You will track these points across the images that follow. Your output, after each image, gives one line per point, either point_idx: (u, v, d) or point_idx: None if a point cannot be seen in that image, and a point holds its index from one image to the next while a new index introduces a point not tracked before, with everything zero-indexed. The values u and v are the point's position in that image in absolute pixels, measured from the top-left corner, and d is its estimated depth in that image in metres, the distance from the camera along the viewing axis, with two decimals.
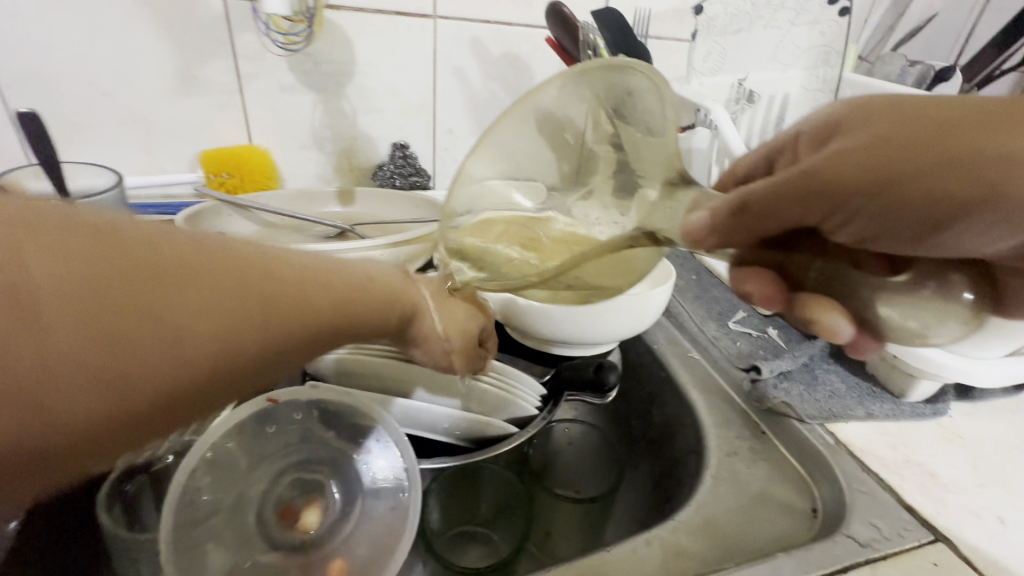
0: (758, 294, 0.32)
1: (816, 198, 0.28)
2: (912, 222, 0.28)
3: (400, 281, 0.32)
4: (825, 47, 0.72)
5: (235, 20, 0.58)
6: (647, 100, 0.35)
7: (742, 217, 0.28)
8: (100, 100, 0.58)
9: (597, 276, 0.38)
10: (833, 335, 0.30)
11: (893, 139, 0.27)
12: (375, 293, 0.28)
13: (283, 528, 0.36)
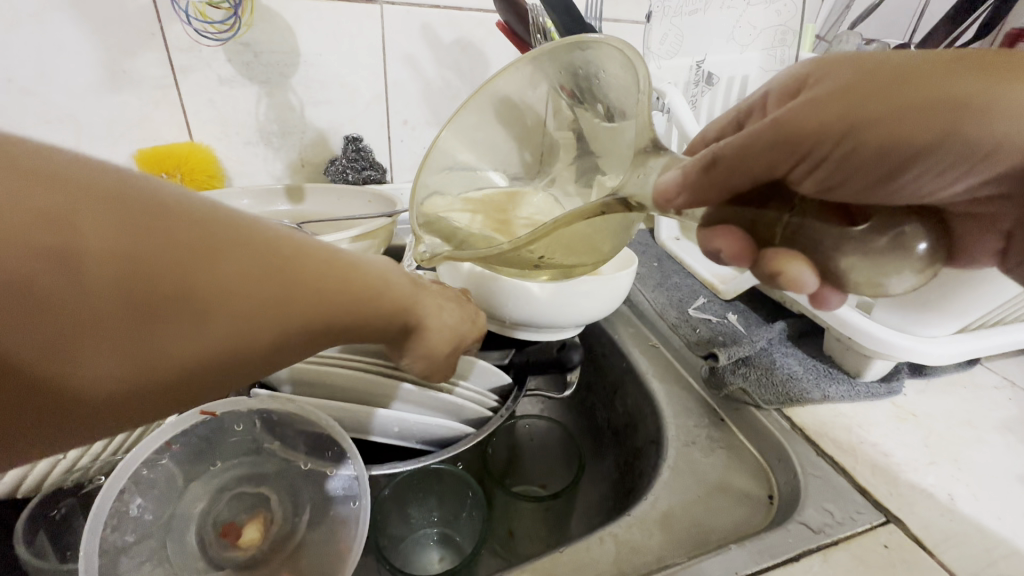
0: (726, 250, 0.27)
1: (785, 147, 0.26)
2: (878, 164, 0.26)
3: (418, 287, 0.30)
4: (781, 26, 0.71)
5: (163, 10, 0.55)
6: (618, 73, 0.35)
7: (715, 171, 0.26)
8: (18, 97, 0.54)
9: (564, 248, 0.33)
10: (800, 287, 0.26)
11: (857, 89, 0.27)
12: (401, 304, 0.27)
13: (223, 547, 0.35)
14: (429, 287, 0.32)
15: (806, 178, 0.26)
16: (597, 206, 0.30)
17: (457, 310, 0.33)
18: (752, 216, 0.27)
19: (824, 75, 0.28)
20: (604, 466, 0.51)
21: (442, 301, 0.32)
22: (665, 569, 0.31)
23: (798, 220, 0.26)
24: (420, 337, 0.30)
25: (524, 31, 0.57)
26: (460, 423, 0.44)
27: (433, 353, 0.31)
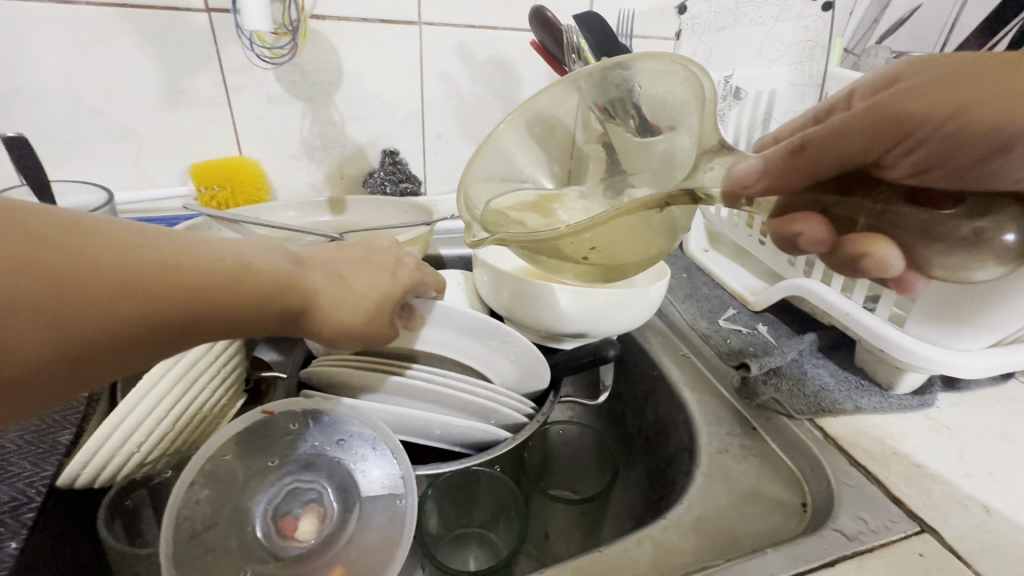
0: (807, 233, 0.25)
1: (882, 128, 0.23)
2: (984, 144, 0.22)
3: (291, 266, 0.29)
4: (809, 42, 0.70)
5: (221, 33, 0.59)
6: (676, 88, 0.37)
7: (801, 156, 0.24)
8: (87, 115, 0.58)
9: (620, 248, 0.33)
10: (883, 267, 0.24)
11: (960, 77, 0.23)
12: (265, 285, 0.27)
13: (283, 538, 0.38)
14: (321, 260, 0.32)
15: (902, 162, 0.23)
16: (660, 198, 0.30)
17: (363, 279, 0.33)
18: (828, 201, 0.24)
19: (918, 70, 0.25)
20: (635, 471, 0.52)
21: (339, 271, 0.33)
22: (702, 569, 0.32)
23: (883, 203, 0.23)
24: (316, 315, 0.30)
25: (558, 50, 0.59)
26: (498, 428, 0.45)
27: (345, 322, 0.31)
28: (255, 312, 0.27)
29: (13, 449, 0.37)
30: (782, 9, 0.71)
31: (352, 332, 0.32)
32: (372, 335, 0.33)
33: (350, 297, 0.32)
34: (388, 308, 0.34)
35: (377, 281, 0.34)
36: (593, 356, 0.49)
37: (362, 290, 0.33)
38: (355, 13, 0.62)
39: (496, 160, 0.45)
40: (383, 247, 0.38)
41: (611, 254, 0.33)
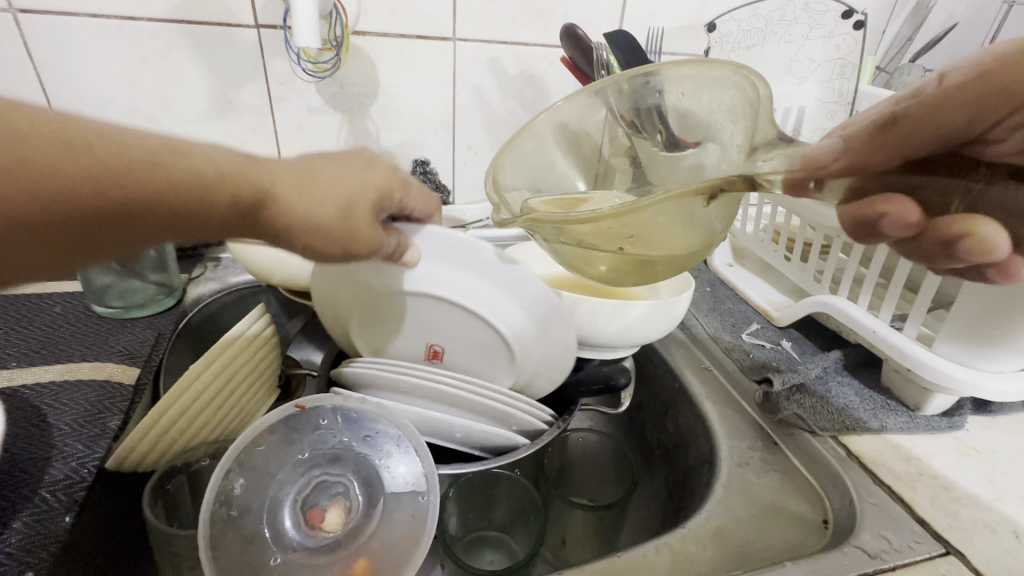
0: (895, 216, 0.27)
1: (976, 112, 0.27)
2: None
3: (246, 160, 0.29)
4: (840, 60, 0.72)
5: (268, 48, 0.62)
6: (722, 94, 0.36)
7: (892, 132, 0.28)
8: (143, 122, 0.62)
9: (656, 240, 0.33)
10: (983, 245, 0.26)
11: None
12: (193, 173, 0.27)
13: (310, 529, 0.39)
14: (291, 164, 0.32)
15: (1003, 140, 0.26)
16: (718, 185, 0.28)
17: (332, 177, 0.32)
18: (916, 183, 0.27)
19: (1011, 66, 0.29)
20: (654, 482, 0.52)
21: (307, 171, 0.31)
22: None
23: (980, 185, 0.26)
24: (282, 207, 0.30)
25: (587, 66, 0.60)
26: (517, 434, 0.46)
27: (301, 220, 0.30)
28: (213, 196, 0.28)
29: (67, 429, 0.40)
30: (813, 27, 0.71)
31: (316, 228, 0.30)
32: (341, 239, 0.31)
33: (305, 195, 0.30)
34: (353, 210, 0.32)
35: (349, 182, 0.32)
36: (603, 382, 0.49)
37: (325, 190, 0.31)
38: (393, 29, 0.64)
39: (531, 164, 0.45)
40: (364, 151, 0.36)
41: (649, 249, 0.33)
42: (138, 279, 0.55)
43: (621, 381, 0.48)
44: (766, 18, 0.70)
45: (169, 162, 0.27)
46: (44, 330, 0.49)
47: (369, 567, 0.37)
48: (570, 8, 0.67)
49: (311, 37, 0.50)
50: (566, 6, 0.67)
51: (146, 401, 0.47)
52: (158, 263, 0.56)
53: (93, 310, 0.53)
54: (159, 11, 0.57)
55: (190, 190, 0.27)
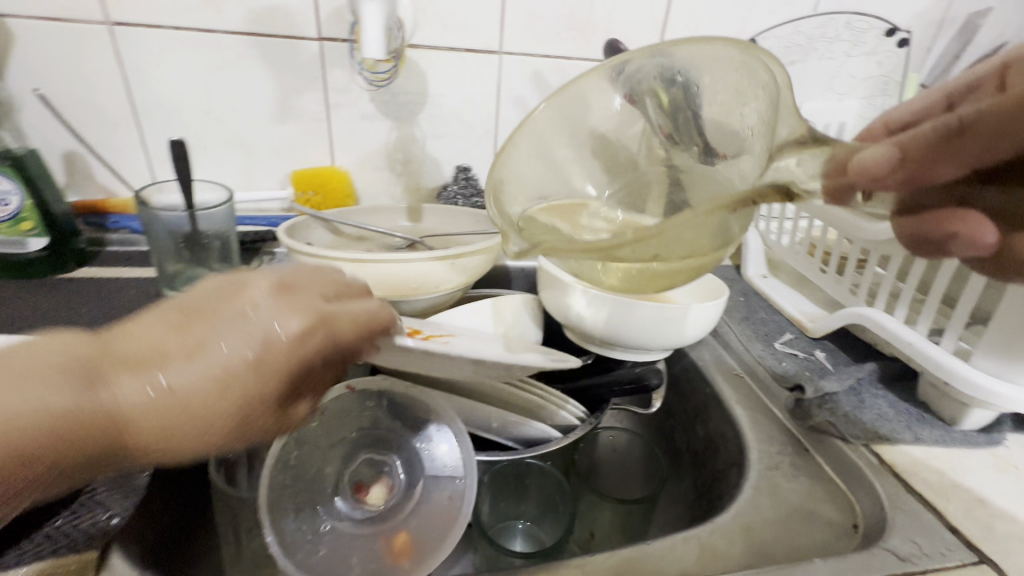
0: (970, 235, 0.26)
1: None
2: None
3: (141, 380, 0.24)
4: (882, 77, 0.74)
5: (329, 58, 0.66)
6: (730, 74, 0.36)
7: (959, 141, 0.24)
8: (212, 125, 0.67)
9: (676, 260, 0.32)
10: None
11: None
12: (33, 412, 0.21)
13: (356, 500, 0.42)
14: (184, 351, 0.26)
15: None
16: (747, 195, 0.29)
17: (211, 348, 0.26)
18: (987, 194, 0.25)
19: None
20: (681, 486, 0.53)
21: (212, 348, 0.26)
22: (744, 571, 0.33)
23: None
24: (202, 425, 0.25)
25: None
26: (549, 427, 0.48)
27: (168, 429, 0.24)
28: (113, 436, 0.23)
29: None
30: (855, 44, 0.72)
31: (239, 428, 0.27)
32: (228, 432, 0.26)
33: (172, 393, 0.25)
34: (235, 395, 0.26)
35: (228, 356, 0.26)
36: (634, 382, 0.51)
37: (233, 392, 0.26)
38: (443, 43, 0.68)
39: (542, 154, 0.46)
40: (258, 288, 0.29)
41: (667, 254, 0.31)
42: (204, 268, 0.59)
43: (653, 381, 0.50)
44: (808, 35, 0.72)
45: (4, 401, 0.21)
46: (120, 310, 0.54)
47: (409, 542, 0.39)
48: (612, 24, 0.70)
49: (377, 50, 0.54)
50: (608, 22, 0.69)
51: None
52: (222, 254, 0.60)
53: (164, 293, 0.58)
54: (234, 24, 0.62)
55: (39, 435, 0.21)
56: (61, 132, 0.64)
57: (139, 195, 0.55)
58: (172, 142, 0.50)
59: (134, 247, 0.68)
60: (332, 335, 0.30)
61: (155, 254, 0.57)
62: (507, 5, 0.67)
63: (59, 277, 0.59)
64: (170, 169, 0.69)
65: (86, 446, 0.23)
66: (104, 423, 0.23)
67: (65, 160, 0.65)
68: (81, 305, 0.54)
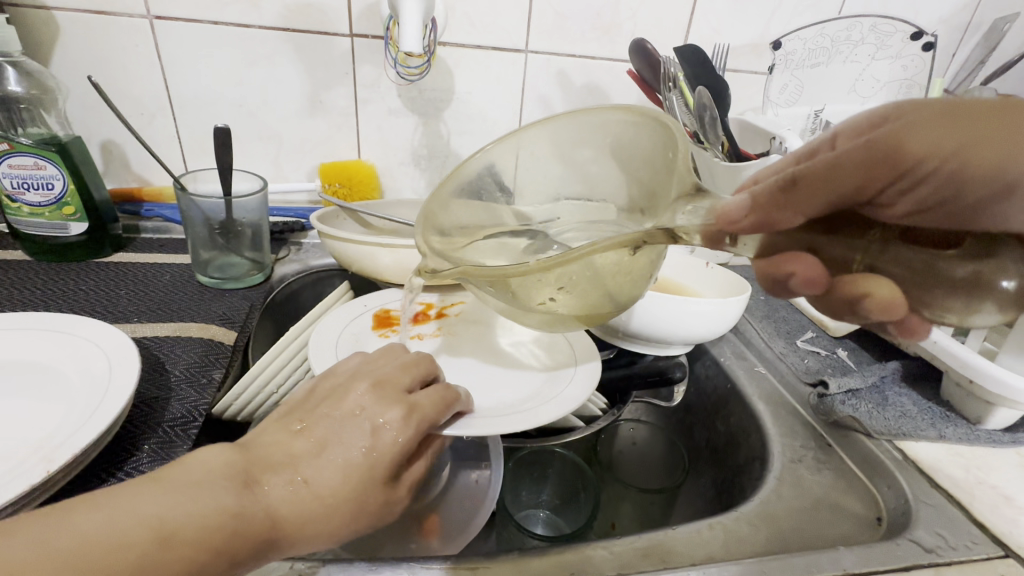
0: (798, 276, 0.24)
1: (882, 162, 0.21)
2: (989, 184, 0.19)
3: (284, 481, 0.29)
4: (907, 80, 0.73)
5: (359, 54, 0.67)
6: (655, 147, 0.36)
7: (793, 193, 0.23)
8: (244, 117, 0.69)
9: (592, 293, 0.34)
10: (889, 313, 0.23)
11: (983, 99, 0.20)
12: (211, 516, 0.26)
13: None
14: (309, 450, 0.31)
15: (900, 201, 0.21)
16: (637, 236, 0.30)
17: (332, 445, 0.31)
18: (817, 241, 0.23)
19: (920, 91, 0.21)
20: (700, 482, 0.53)
21: (330, 445, 0.31)
22: (768, 557, 0.34)
23: (881, 241, 0.22)
24: (328, 512, 0.29)
25: (654, 78, 0.63)
26: (573, 417, 0.50)
27: (307, 518, 0.29)
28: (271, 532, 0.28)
29: (182, 376, 0.45)
30: (879, 48, 0.72)
31: (358, 513, 0.30)
32: (349, 519, 0.30)
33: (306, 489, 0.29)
34: (354, 478, 0.30)
35: (347, 448, 0.31)
36: (657, 375, 0.51)
37: (353, 478, 0.30)
38: (471, 41, 0.69)
39: (536, 169, 0.44)
40: (358, 389, 0.34)
41: (615, 295, 0.35)
42: (236, 256, 0.61)
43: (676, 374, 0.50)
44: (833, 38, 0.72)
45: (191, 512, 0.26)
46: (157, 294, 0.56)
47: (438, 524, 0.41)
48: (637, 24, 0.70)
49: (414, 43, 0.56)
50: (633, 23, 0.70)
51: (240, 361, 0.52)
52: (253, 242, 0.62)
53: (197, 279, 0.60)
54: (269, 19, 0.63)
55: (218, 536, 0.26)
56: (100, 121, 0.66)
57: (178, 181, 0.57)
58: (215, 129, 0.52)
59: (166, 235, 0.70)
60: (423, 419, 0.33)
61: (189, 240, 0.59)
62: (535, 4, 0.68)
63: (96, 261, 0.61)
64: (203, 159, 0.70)
65: (250, 544, 0.27)
66: (262, 522, 0.27)
67: (104, 148, 0.67)
68: (119, 287, 0.56)
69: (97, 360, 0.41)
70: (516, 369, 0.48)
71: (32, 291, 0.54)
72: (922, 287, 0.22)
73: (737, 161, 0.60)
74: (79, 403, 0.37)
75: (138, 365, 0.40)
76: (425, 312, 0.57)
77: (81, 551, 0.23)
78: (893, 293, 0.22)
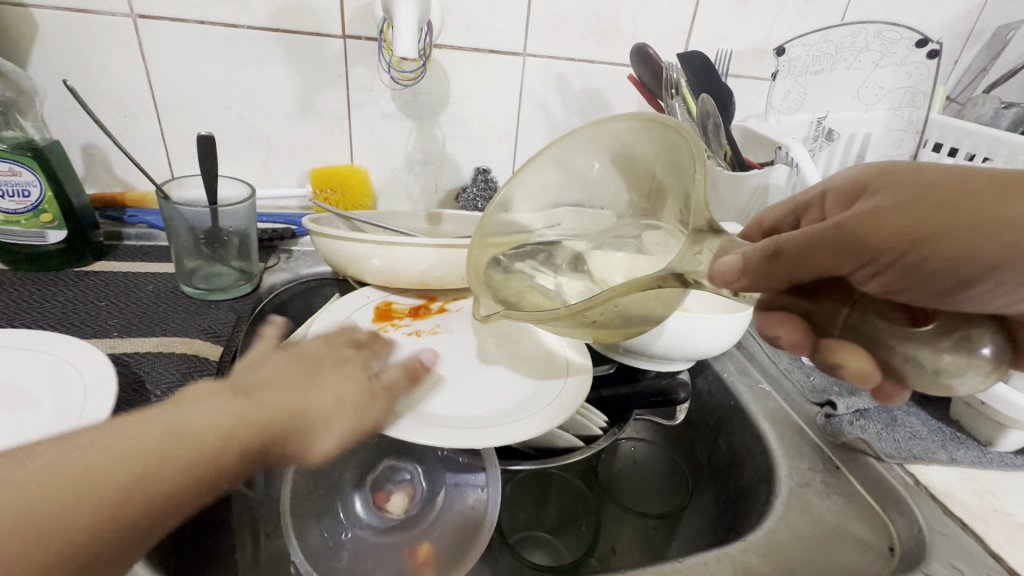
0: (785, 339, 0.29)
1: (854, 249, 0.27)
2: (944, 278, 0.27)
3: (271, 393, 0.33)
4: (911, 88, 0.70)
5: (351, 56, 0.65)
6: (672, 151, 0.36)
7: (779, 261, 0.28)
8: (233, 121, 0.66)
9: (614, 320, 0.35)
10: (860, 378, 0.28)
11: (923, 203, 0.28)
12: (212, 419, 0.30)
13: (377, 509, 0.41)
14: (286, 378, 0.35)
15: (869, 281, 0.27)
16: (653, 279, 0.29)
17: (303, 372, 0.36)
18: (807, 308, 0.28)
19: (883, 192, 0.30)
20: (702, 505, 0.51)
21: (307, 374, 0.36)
22: None
23: (858, 313, 0.27)
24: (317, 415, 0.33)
25: (655, 85, 0.61)
26: (573, 437, 0.48)
27: (299, 415, 0.33)
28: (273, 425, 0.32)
29: (162, 396, 0.43)
30: (883, 54, 0.70)
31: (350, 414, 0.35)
32: (340, 423, 0.34)
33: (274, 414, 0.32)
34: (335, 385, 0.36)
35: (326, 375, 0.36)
36: (660, 395, 0.50)
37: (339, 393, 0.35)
38: (468, 43, 0.67)
39: (535, 182, 0.44)
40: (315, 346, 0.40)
41: (634, 320, 0.37)
42: (222, 265, 0.59)
43: None
44: (838, 43, 0.70)
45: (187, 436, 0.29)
46: (137, 306, 0.53)
47: (432, 553, 0.39)
48: (638, 28, 0.69)
49: (410, 48, 0.54)
50: (634, 26, 0.68)
51: None
52: (241, 250, 0.59)
53: (182, 289, 0.57)
54: (259, 19, 0.61)
55: (202, 456, 0.28)
56: (82, 124, 0.63)
57: (160, 189, 0.54)
58: (199, 136, 0.50)
59: (150, 241, 0.68)
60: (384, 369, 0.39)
61: (173, 249, 0.56)
62: (534, 6, 0.66)
63: (77, 271, 0.58)
64: (189, 164, 0.68)
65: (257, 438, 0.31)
66: (263, 420, 0.31)
67: (85, 152, 0.65)
68: (97, 298, 0.53)
69: (70, 381, 0.38)
70: (514, 369, 0.47)
71: (6, 304, 0.51)
72: (894, 337, 0.26)
73: (740, 170, 0.58)
74: (49, 430, 0.35)
75: (116, 388, 0.38)
76: (427, 306, 0.56)
77: (99, 448, 0.26)
78: (865, 358, 0.27)
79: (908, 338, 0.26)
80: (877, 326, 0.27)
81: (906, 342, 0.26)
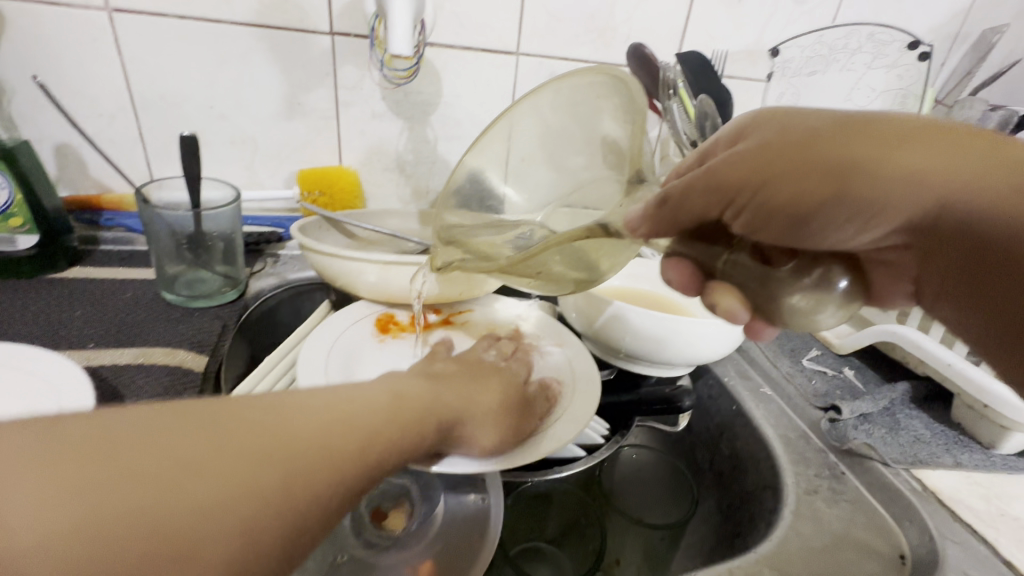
0: (677, 279, 0.34)
1: (716, 192, 0.29)
2: (790, 213, 0.29)
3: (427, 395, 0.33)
4: (901, 90, 0.73)
5: (340, 54, 0.63)
6: (617, 99, 0.35)
7: (665, 208, 0.29)
8: (215, 120, 0.64)
9: (562, 275, 0.35)
10: (731, 318, 0.30)
11: (774, 145, 0.30)
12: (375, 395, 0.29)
13: (373, 527, 0.40)
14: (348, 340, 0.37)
15: (734, 220, 0.30)
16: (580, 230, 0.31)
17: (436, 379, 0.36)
18: (694, 253, 0.32)
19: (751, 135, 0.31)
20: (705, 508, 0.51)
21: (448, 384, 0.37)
22: None
23: (737, 256, 0.30)
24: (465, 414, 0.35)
25: (651, 84, 0.60)
26: (574, 447, 0.47)
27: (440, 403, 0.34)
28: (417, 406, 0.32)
29: None
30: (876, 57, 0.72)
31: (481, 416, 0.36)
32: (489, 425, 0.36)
33: (387, 408, 0.29)
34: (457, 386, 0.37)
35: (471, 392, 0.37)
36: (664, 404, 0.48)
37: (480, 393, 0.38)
38: (460, 42, 0.65)
39: (489, 152, 0.44)
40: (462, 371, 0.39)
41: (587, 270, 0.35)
42: (207, 271, 0.57)
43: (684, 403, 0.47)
44: (830, 45, 0.71)
45: (212, 445, 0.22)
46: (118, 315, 0.51)
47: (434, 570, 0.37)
48: (632, 28, 0.68)
49: (404, 45, 0.52)
50: (629, 26, 0.68)
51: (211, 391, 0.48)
52: (226, 256, 0.57)
53: (162, 297, 0.54)
54: (242, 14, 0.58)
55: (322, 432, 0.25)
56: (55, 124, 0.60)
57: (140, 191, 0.52)
58: (181, 137, 0.47)
59: (129, 246, 0.65)
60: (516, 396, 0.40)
61: (154, 254, 0.54)
62: (527, 5, 0.64)
63: (49, 277, 0.55)
64: (170, 164, 0.65)
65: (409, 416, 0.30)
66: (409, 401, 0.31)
67: (57, 152, 0.61)
68: (73, 308, 0.51)
69: (42, 398, 0.36)
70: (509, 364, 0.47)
71: None
72: (765, 285, 0.29)
73: None
74: None
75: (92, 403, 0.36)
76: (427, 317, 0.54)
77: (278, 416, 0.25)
78: (739, 299, 0.30)
79: (774, 278, 0.29)
80: (754, 273, 0.30)
81: (781, 284, 0.29)
